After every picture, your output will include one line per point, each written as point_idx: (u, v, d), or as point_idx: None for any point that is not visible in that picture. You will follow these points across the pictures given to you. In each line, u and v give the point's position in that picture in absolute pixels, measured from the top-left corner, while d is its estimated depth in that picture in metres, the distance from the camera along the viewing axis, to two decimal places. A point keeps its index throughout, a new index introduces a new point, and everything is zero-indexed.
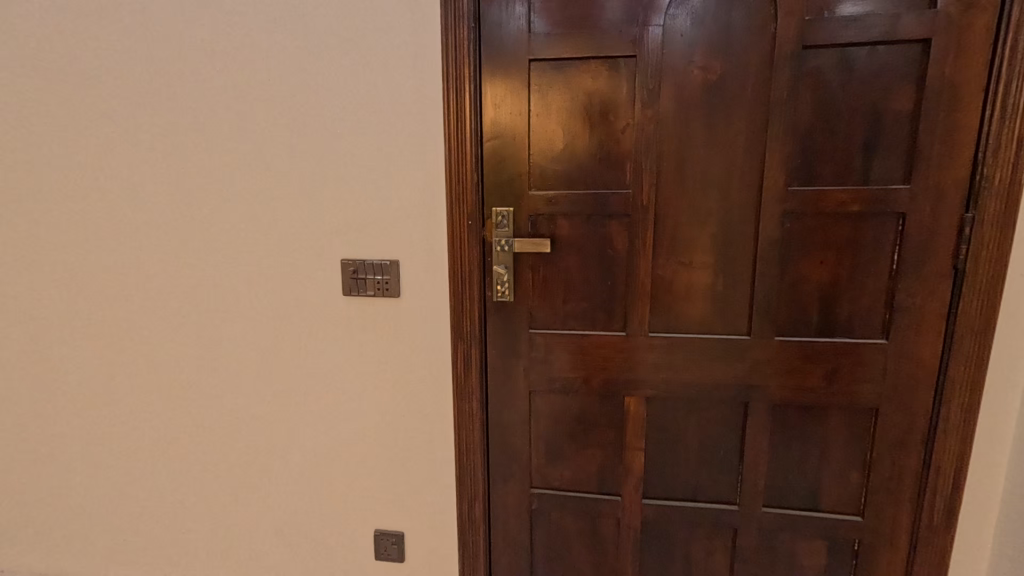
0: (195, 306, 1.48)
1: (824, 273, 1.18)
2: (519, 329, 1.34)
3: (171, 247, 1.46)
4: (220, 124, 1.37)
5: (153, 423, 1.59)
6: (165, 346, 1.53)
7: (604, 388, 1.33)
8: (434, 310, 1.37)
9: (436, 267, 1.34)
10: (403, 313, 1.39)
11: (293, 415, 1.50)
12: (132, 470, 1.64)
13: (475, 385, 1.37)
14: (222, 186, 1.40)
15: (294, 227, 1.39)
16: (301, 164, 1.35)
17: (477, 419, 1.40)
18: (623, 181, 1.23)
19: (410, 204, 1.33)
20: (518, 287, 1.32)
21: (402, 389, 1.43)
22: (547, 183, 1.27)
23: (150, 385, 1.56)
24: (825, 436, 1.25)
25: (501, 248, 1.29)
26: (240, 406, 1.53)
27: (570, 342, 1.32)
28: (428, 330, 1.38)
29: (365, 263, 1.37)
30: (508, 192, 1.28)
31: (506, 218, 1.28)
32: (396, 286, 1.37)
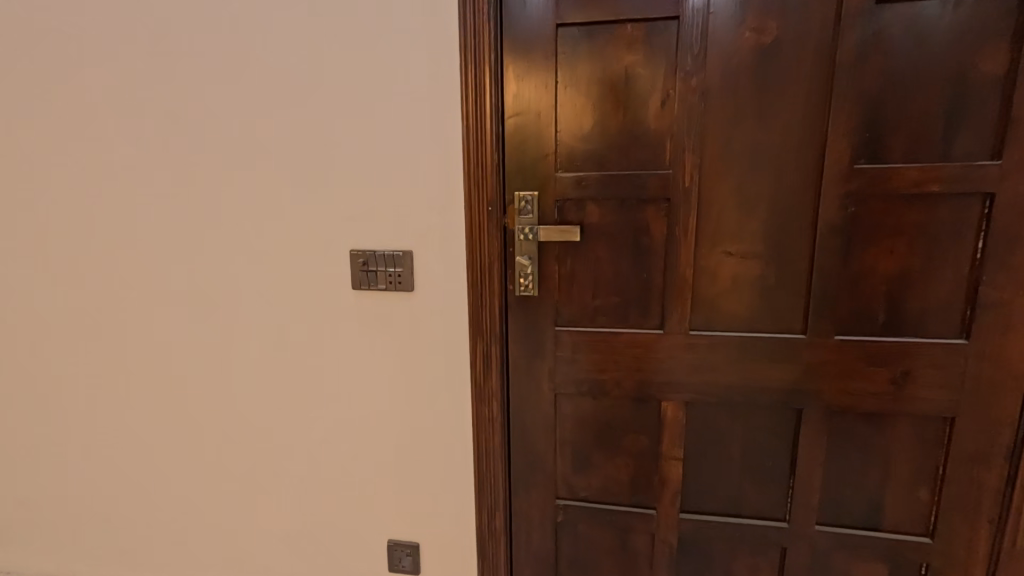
0: (197, 300, 1.40)
1: (894, 264, 1.04)
2: (543, 326, 1.22)
3: (172, 239, 1.37)
4: (218, 105, 1.27)
5: (158, 422, 1.51)
6: (168, 343, 1.44)
7: (637, 392, 1.20)
8: (450, 306, 1.25)
9: (452, 258, 1.22)
10: (417, 308, 1.28)
11: (302, 417, 1.41)
12: (136, 471, 1.57)
13: (495, 386, 1.26)
14: (223, 172, 1.30)
15: (298, 217, 1.29)
16: (307, 147, 1.25)
17: (497, 422, 1.28)
18: (660, 161, 1.10)
19: (424, 190, 1.21)
20: (543, 279, 1.20)
21: (416, 391, 1.33)
22: (576, 164, 1.14)
23: (153, 384, 1.49)
24: (889, 448, 1.11)
25: (525, 236, 1.17)
26: (246, 406, 1.44)
27: (600, 341, 1.19)
28: (444, 327, 1.27)
29: (375, 255, 1.26)
30: (532, 175, 1.16)
31: (530, 204, 1.16)
32: (409, 280, 1.26)
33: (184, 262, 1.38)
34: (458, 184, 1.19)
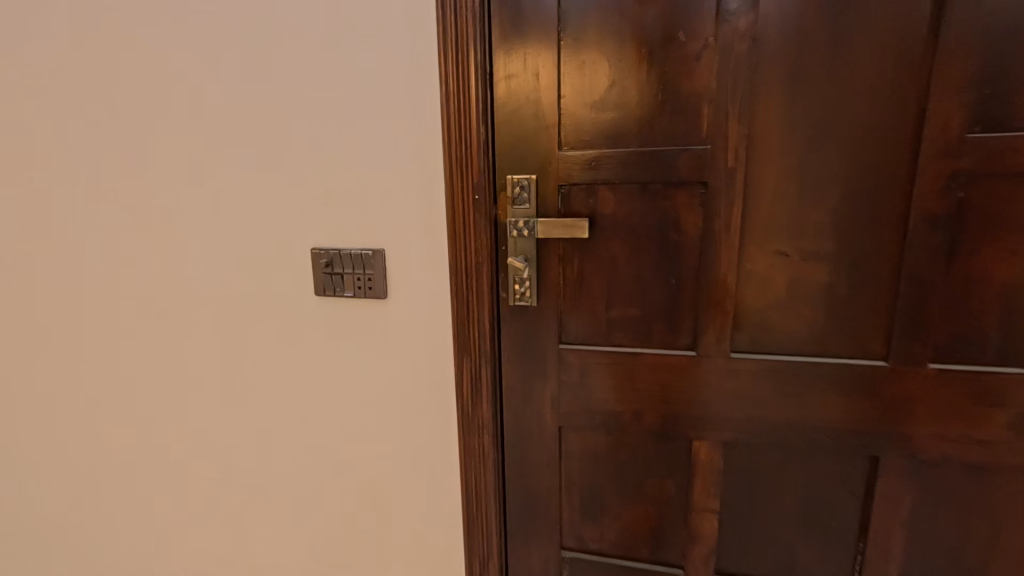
0: (136, 306, 1.18)
1: (1018, 269, 0.76)
2: (544, 344, 0.98)
3: (107, 235, 1.16)
4: (155, 75, 1.05)
5: (95, 447, 1.29)
6: (106, 358, 1.23)
7: (661, 427, 0.95)
8: (431, 316, 1.02)
9: (433, 258, 0.99)
10: (392, 318, 1.05)
11: (259, 449, 1.19)
12: (73, 502, 1.35)
13: (485, 414, 1.03)
14: (162, 155, 1.08)
15: (248, 208, 1.06)
16: (257, 123, 1.02)
17: (489, 458, 1.05)
18: (696, 132, 0.84)
19: (396, 174, 0.97)
20: (543, 285, 0.95)
21: (391, 418, 1.10)
22: (584, 139, 0.89)
23: (89, 405, 1.27)
24: (997, 510, 0.84)
25: (519, 231, 0.92)
26: (196, 433, 1.22)
27: (616, 362, 0.95)
28: (424, 343, 1.04)
29: (340, 253, 1.04)
30: (529, 153, 0.91)
31: (526, 189, 0.92)
32: (382, 284, 1.03)
33: (121, 263, 1.16)
34: (438, 165, 0.95)
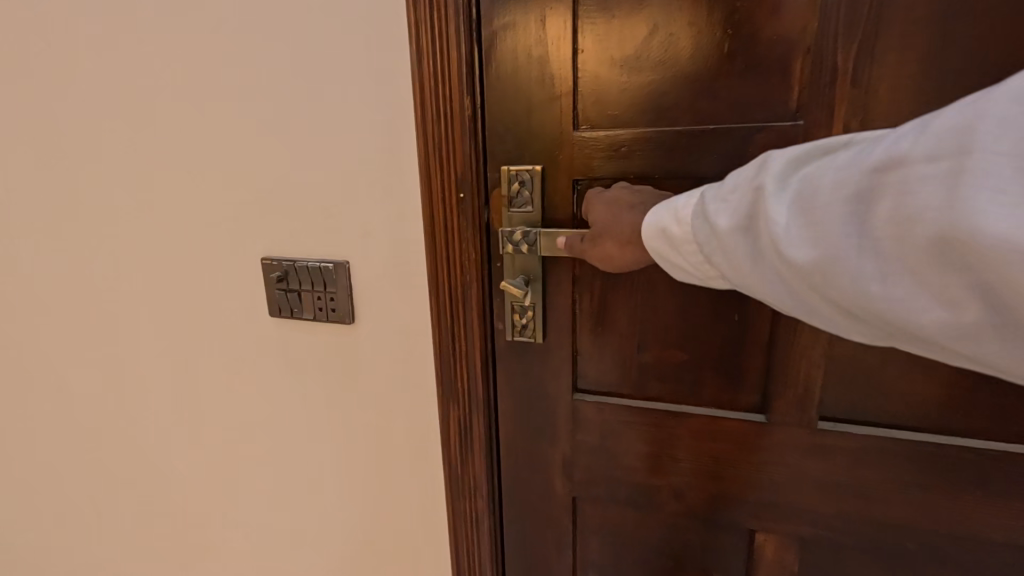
0: (62, 319, 0.96)
1: None
2: (553, 393, 0.73)
3: (20, 234, 0.93)
4: (57, 23, 0.80)
5: (33, 478, 1.10)
6: (35, 379, 1.02)
7: (714, 510, 0.70)
8: (408, 349, 0.78)
9: (408, 274, 0.75)
10: (361, 349, 0.81)
11: (213, 497, 0.99)
12: (15, 535, 1.17)
13: (478, 478, 0.78)
14: (72, 133, 0.84)
15: (179, 205, 0.83)
16: (180, 93, 0.77)
17: (482, 529, 0.81)
18: (782, 101, 0.56)
19: (357, 160, 0.72)
20: (551, 317, 0.70)
21: (365, 471, 0.87)
22: (611, 114, 0.62)
23: (22, 430, 1.07)
24: None
25: (516, 245, 0.66)
26: (141, 472, 1.02)
27: (652, 422, 0.69)
28: (401, 381, 0.80)
29: (294, 266, 0.79)
30: (535, 135, 0.65)
31: (527, 187, 0.65)
32: (347, 305, 0.79)
33: (37, 269, 0.94)
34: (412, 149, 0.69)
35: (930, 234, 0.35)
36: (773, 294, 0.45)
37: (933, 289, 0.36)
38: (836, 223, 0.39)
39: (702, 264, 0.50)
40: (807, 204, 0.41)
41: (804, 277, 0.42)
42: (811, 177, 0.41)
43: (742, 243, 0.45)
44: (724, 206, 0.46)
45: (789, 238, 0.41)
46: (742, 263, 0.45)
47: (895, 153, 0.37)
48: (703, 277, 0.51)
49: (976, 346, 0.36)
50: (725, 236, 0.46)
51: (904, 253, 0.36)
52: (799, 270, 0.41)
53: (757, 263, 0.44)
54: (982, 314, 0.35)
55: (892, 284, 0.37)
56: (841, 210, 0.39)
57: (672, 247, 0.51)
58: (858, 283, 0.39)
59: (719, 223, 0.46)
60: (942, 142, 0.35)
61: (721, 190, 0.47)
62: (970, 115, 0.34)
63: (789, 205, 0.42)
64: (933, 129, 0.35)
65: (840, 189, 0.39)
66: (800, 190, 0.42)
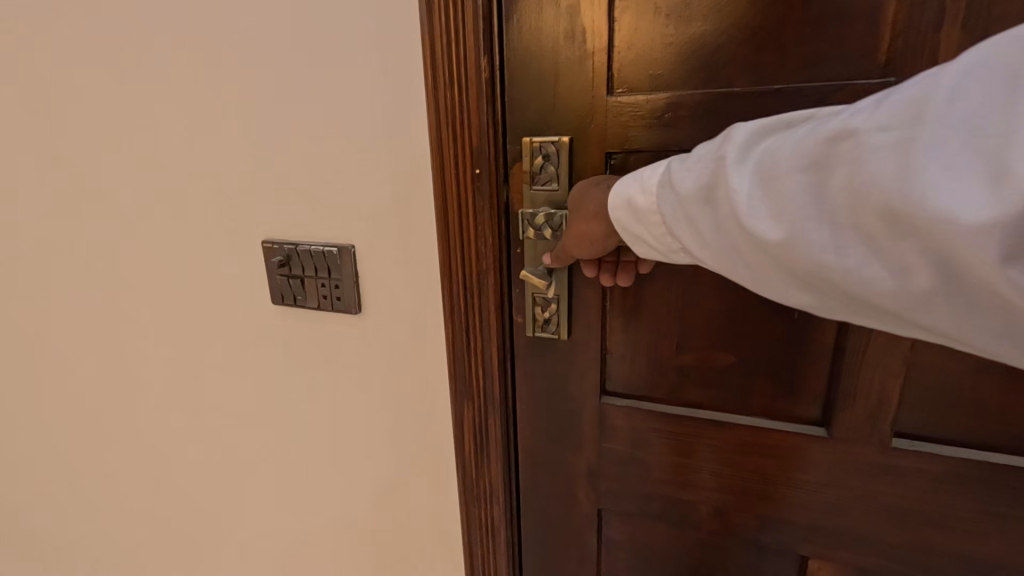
0: (59, 303, 0.90)
1: None
2: (578, 397, 0.65)
3: (11, 211, 0.87)
4: None
5: (40, 463, 1.06)
6: (36, 364, 0.97)
7: (761, 532, 0.61)
8: (417, 346, 0.70)
9: (419, 261, 0.66)
10: (367, 343, 0.73)
11: (216, 497, 0.93)
12: (23, 519, 1.14)
13: (494, 487, 0.71)
14: (60, 100, 0.77)
15: (170, 182, 0.75)
16: (166, 56, 0.69)
17: (497, 540, 0.73)
18: (867, 54, 0.45)
19: (359, 130, 0.63)
20: (577, 311, 0.61)
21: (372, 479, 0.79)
22: (654, 72, 0.52)
23: (26, 415, 1.03)
24: None
25: (540, 229, 0.57)
26: (143, 463, 0.96)
27: (691, 432, 0.61)
28: (410, 381, 0.72)
29: (296, 251, 0.71)
30: (564, 101, 0.55)
31: (552, 161, 0.56)
32: (351, 295, 0.70)
33: (30, 250, 0.88)
34: (422, 117, 0.60)
35: (887, 207, 0.31)
36: (727, 270, 0.40)
37: (891, 263, 0.32)
38: (799, 193, 0.34)
39: (658, 237, 0.44)
40: (765, 173, 0.36)
41: (760, 251, 0.37)
42: (769, 145, 0.36)
43: (700, 213, 0.39)
44: (682, 175, 0.40)
45: (745, 210, 0.36)
46: (699, 235, 0.40)
47: (856, 120, 0.32)
48: (659, 250, 0.45)
49: (933, 321, 0.33)
50: (680, 206, 0.40)
51: (861, 226, 0.32)
52: (754, 244, 0.37)
53: (711, 237, 0.39)
54: (941, 291, 0.31)
55: (849, 258, 0.33)
56: (798, 180, 0.34)
57: (637, 217, 0.44)
58: (814, 258, 0.34)
59: (675, 192, 0.41)
60: (901, 108, 0.31)
61: (677, 158, 0.42)
62: (932, 80, 0.30)
63: (748, 174, 0.37)
64: (908, 93, 0.31)
65: (796, 158, 0.34)
66: (757, 159, 0.37)
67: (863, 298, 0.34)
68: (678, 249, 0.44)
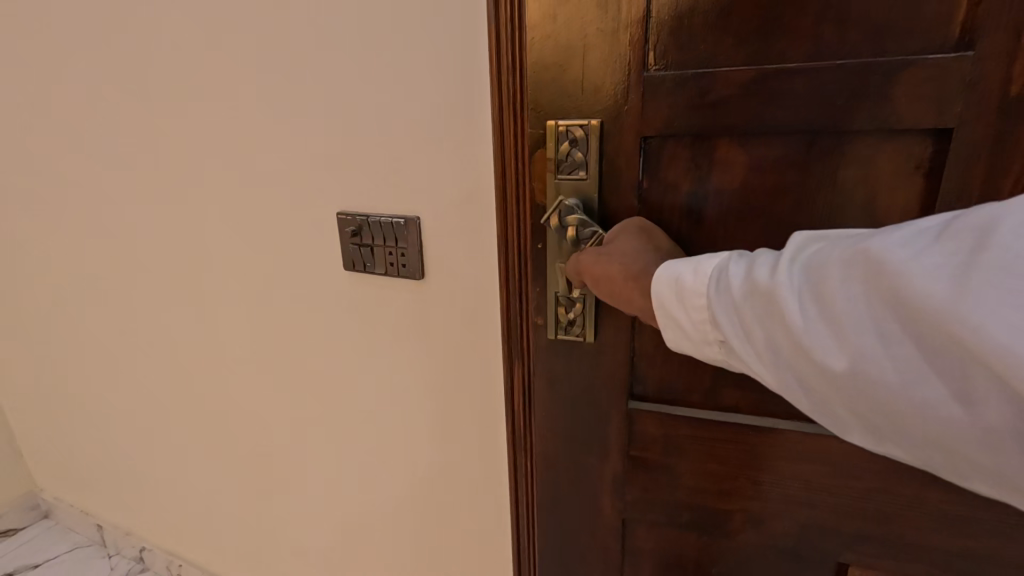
0: (115, 266, 0.91)
1: None
2: (605, 401, 0.60)
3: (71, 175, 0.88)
4: None
5: (108, 416, 1.11)
6: (100, 323, 1.00)
7: (797, 540, 0.58)
8: (455, 324, 0.66)
9: (463, 240, 0.61)
10: (409, 308, 0.68)
11: (259, 468, 0.93)
12: (98, 462, 1.20)
13: (530, 481, 0.68)
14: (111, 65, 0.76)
15: (207, 149, 0.73)
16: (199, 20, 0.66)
17: (538, 505, 0.68)
18: (939, 24, 0.41)
19: (395, 101, 0.59)
20: (605, 311, 0.56)
21: (406, 464, 0.77)
22: (696, 47, 0.47)
23: (96, 372, 1.08)
24: None
25: (572, 225, 0.52)
26: (194, 423, 0.98)
27: (727, 440, 0.57)
28: (445, 370, 0.68)
29: (367, 221, 0.64)
30: (595, 78, 0.49)
31: (580, 148, 0.51)
32: (409, 268, 0.65)
33: (91, 214, 0.90)
34: (469, 76, 0.55)
35: (943, 324, 0.30)
36: (768, 371, 0.39)
37: (946, 380, 0.31)
38: (851, 306, 0.34)
39: (695, 327, 0.43)
40: (818, 276, 0.36)
41: (806, 355, 0.36)
42: (822, 250, 0.37)
43: (748, 312, 0.39)
44: (736, 272, 0.40)
45: (796, 310, 0.36)
46: (746, 334, 0.39)
47: (921, 245, 0.32)
48: (692, 341, 0.43)
49: (985, 447, 0.32)
50: (728, 299, 0.40)
51: (920, 343, 0.32)
52: (802, 347, 0.36)
53: (756, 336, 0.39)
54: (1001, 421, 0.30)
55: (902, 372, 0.33)
56: (851, 290, 0.34)
57: (679, 299, 0.43)
58: (867, 367, 0.34)
59: (724, 284, 0.41)
60: (963, 231, 0.31)
61: (731, 252, 0.42)
62: (995, 216, 0.30)
63: (800, 281, 0.37)
64: (968, 225, 0.31)
65: (852, 270, 0.34)
66: (809, 267, 0.37)
67: (915, 419, 0.33)
68: (715, 345, 0.42)
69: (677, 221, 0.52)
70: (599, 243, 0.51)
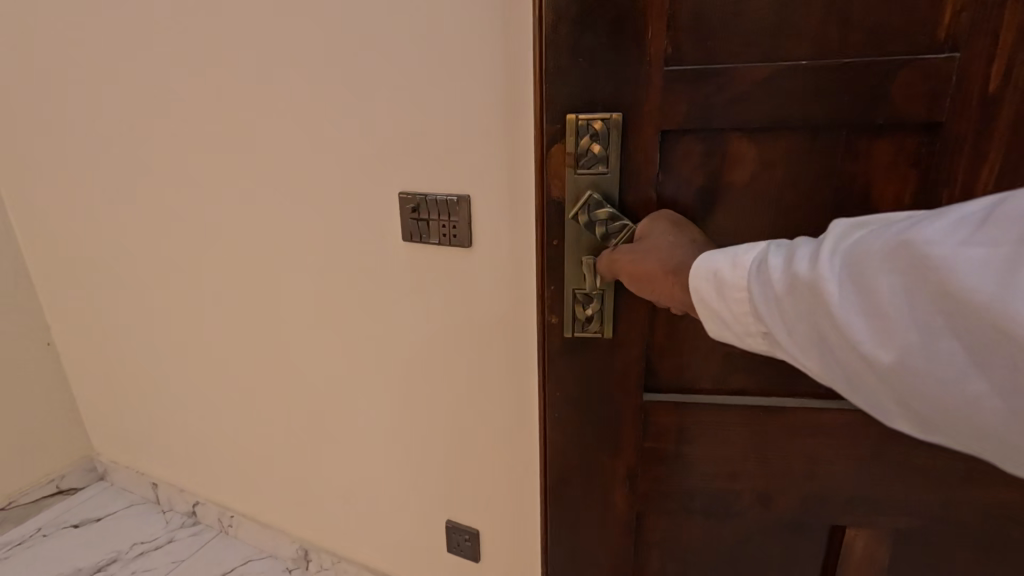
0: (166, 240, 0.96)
1: None
2: (618, 398, 0.60)
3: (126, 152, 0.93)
4: None
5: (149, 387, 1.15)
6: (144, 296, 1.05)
7: (802, 509, 0.62)
8: (492, 299, 0.71)
9: (504, 220, 0.67)
10: (457, 281, 0.73)
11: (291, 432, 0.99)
12: (137, 431, 1.24)
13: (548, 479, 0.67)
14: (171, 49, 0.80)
15: (263, 115, 0.76)
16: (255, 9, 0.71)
17: (549, 507, 0.67)
18: (926, 30, 0.45)
19: (440, 96, 0.65)
20: (622, 307, 0.56)
21: (445, 422, 0.82)
22: (712, 44, 0.48)
23: (137, 344, 1.11)
24: None
25: (595, 219, 0.52)
26: (228, 391, 1.03)
27: (740, 423, 0.59)
28: (481, 340, 0.74)
29: (424, 198, 0.70)
30: (615, 71, 0.49)
31: (601, 142, 0.50)
32: (461, 241, 0.70)
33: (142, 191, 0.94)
34: (512, 74, 0.60)
35: (991, 316, 0.32)
36: (813, 359, 0.41)
37: (990, 366, 0.34)
38: (896, 298, 0.36)
39: (737, 320, 0.44)
40: (861, 270, 0.37)
41: (850, 346, 0.38)
42: (862, 240, 0.38)
43: (792, 305, 0.40)
44: (776, 264, 0.41)
45: (841, 303, 0.38)
46: (790, 326, 0.41)
47: (964, 238, 0.34)
48: (734, 333, 0.45)
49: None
50: (771, 292, 0.41)
51: (965, 333, 0.34)
52: (846, 339, 0.38)
53: (801, 327, 0.40)
54: None
55: (946, 360, 0.35)
56: (895, 282, 0.36)
57: (718, 293, 0.44)
58: (912, 356, 0.36)
59: (765, 276, 0.42)
60: (1005, 223, 0.33)
61: (768, 244, 0.43)
62: None
63: (841, 274, 0.38)
64: (1010, 217, 0.32)
65: (895, 264, 0.36)
66: (850, 260, 0.38)
67: (958, 403, 0.36)
68: (757, 336, 0.44)
69: (693, 214, 0.53)
70: (625, 236, 0.51)
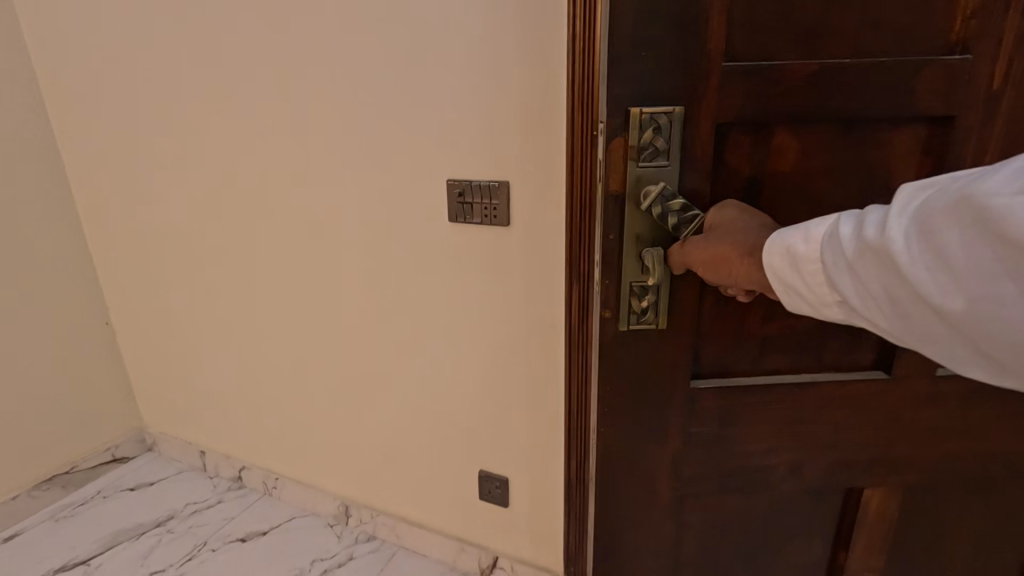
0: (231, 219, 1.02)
1: None
2: (666, 387, 0.61)
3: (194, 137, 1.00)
4: None
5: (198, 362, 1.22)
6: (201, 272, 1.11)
7: (828, 477, 0.67)
8: (524, 271, 0.81)
9: (536, 201, 0.77)
10: (498, 253, 0.82)
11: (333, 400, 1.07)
12: (181, 407, 1.30)
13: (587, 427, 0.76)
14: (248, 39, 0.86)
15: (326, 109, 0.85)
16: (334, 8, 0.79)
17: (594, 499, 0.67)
18: (941, 34, 0.51)
19: (482, 95, 0.74)
20: (675, 297, 0.57)
21: (482, 384, 0.91)
22: (762, 42, 0.50)
23: (191, 318, 1.18)
24: None
25: (662, 212, 0.52)
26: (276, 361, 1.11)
27: (778, 401, 0.63)
28: (515, 307, 0.84)
29: (469, 184, 0.79)
30: (677, 66, 0.50)
31: (665, 136, 0.51)
32: (500, 220, 0.80)
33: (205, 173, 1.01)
34: (546, 76, 0.71)
35: None
36: (890, 320, 0.42)
37: None
38: (966, 251, 0.36)
39: (813, 292, 0.45)
40: (928, 227, 0.38)
41: (925, 303, 0.39)
42: (929, 198, 0.39)
43: (865, 269, 0.42)
44: (846, 232, 0.43)
45: (912, 262, 0.38)
46: (864, 289, 0.42)
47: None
48: (810, 304, 0.46)
49: None
50: (843, 259, 0.43)
51: None
52: (921, 296, 0.39)
53: (876, 290, 0.41)
54: None
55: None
56: (965, 235, 0.36)
57: (793, 267, 0.46)
58: (990, 304, 0.36)
59: (836, 244, 0.43)
60: None
61: (837, 214, 0.45)
62: None
63: (909, 234, 0.39)
64: None
65: (962, 217, 0.36)
66: (916, 218, 0.39)
67: None
68: (834, 305, 0.45)
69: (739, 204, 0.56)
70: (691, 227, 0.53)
